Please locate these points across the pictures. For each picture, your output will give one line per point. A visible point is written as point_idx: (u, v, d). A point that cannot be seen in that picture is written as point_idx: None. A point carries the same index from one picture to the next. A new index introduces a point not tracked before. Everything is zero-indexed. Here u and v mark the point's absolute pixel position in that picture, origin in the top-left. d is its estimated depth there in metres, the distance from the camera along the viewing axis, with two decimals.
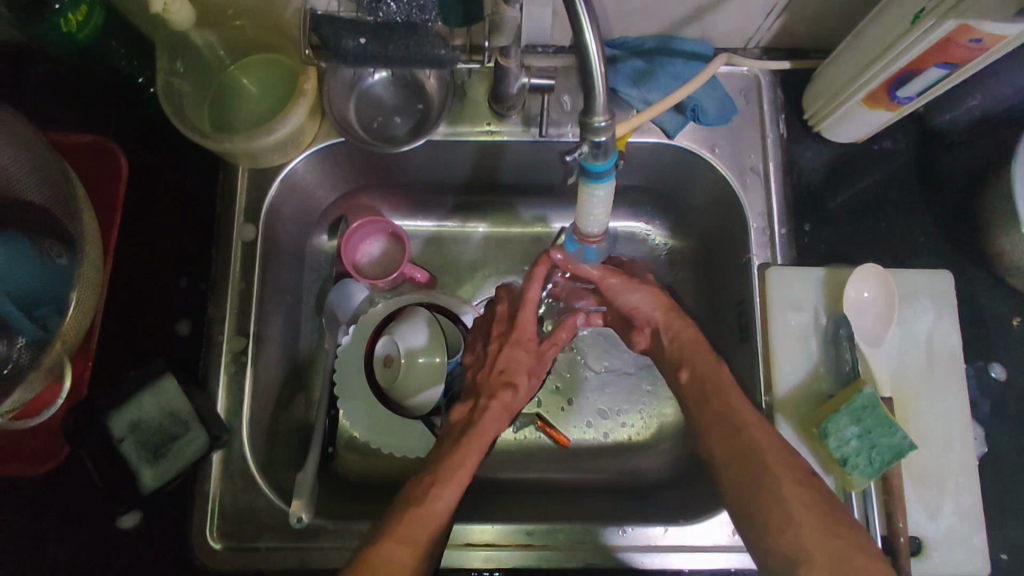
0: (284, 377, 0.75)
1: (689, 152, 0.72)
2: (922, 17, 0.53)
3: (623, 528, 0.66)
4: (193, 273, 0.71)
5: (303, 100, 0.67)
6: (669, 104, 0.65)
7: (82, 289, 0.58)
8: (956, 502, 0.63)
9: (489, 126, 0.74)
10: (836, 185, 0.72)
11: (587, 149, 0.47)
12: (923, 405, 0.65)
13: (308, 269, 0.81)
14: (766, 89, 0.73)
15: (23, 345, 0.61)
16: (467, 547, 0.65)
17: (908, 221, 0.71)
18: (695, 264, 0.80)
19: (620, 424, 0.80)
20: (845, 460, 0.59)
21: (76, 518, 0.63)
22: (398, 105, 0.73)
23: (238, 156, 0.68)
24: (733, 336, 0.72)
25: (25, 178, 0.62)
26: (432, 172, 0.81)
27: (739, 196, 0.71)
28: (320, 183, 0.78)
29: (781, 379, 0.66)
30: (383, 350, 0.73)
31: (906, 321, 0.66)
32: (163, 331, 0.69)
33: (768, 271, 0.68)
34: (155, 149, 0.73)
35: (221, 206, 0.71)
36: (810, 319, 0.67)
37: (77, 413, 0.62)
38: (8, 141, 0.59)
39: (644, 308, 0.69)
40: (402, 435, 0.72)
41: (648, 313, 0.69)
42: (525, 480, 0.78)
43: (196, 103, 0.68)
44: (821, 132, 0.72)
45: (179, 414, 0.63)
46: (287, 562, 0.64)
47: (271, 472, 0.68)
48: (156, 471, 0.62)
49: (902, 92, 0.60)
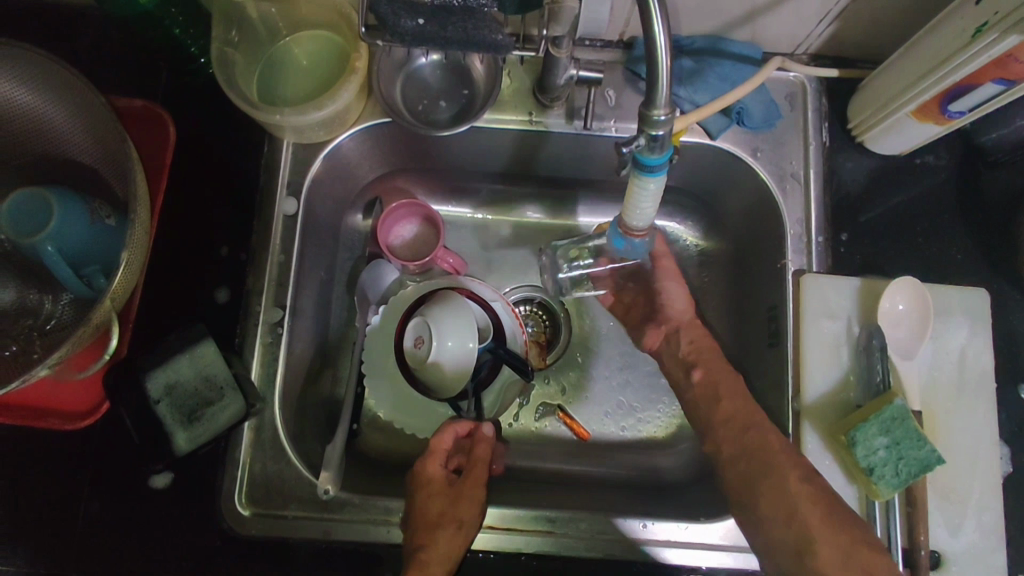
0: (314, 351, 0.76)
1: (730, 154, 0.73)
2: (984, 31, 0.53)
3: (643, 522, 0.66)
4: (232, 243, 0.71)
5: (354, 78, 0.67)
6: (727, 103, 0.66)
7: (132, 251, 0.59)
8: (979, 519, 0.63)
9: (531, 116, 0.74)
10: (878, 196, 0.72)
11: (644, 142, 0.47)
12: (950, 421, 0.65)
13: (343, 247, 0.82)
14: (812, 96, 0.73)
15: (67, 302, 0.64)
16: (487, 530, 0.66)
17: (948, 237, 0.71)
18: (726, 266, 0.80)
19: (641, 421, 0.81)
20: (871, 469, 0.60)
21: (108, 473, 0.65)
22: (444, 89, 0.74)
23: (285, 129, 0.69)
24: (762, 340, 0.73)
25: (80, 141, 0.65)
26: (471, 159, 0.81)
27: (778, 201, 0.71)
28: (362, 162, 0.79)
29: (810, 385, 0.66)
30: (414, 331, 0.70)
31: (939, 335, 0.67)
32: (200, 298, 0.70)
33: (803, 277, 0.68)
34: (203, 119, 0.74)
35: (265, 179, 0.73)
36: (843, 327, 0.67)
37: (118, 372, 0.63)
38: (69, 105, 0.62)
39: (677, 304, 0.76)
40: (427, 418, 0.74)
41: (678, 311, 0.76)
42: (544, 469, 0.79)
43: (248, 76, 0.69)
44: (865, 142, 0.72)
45: (215, 378, 0.64)
46: (312, 532, 0.65)
47: (299, 443, 0.69)
48: (190, 435, 0.63)
49: (954, 106, 0.60)
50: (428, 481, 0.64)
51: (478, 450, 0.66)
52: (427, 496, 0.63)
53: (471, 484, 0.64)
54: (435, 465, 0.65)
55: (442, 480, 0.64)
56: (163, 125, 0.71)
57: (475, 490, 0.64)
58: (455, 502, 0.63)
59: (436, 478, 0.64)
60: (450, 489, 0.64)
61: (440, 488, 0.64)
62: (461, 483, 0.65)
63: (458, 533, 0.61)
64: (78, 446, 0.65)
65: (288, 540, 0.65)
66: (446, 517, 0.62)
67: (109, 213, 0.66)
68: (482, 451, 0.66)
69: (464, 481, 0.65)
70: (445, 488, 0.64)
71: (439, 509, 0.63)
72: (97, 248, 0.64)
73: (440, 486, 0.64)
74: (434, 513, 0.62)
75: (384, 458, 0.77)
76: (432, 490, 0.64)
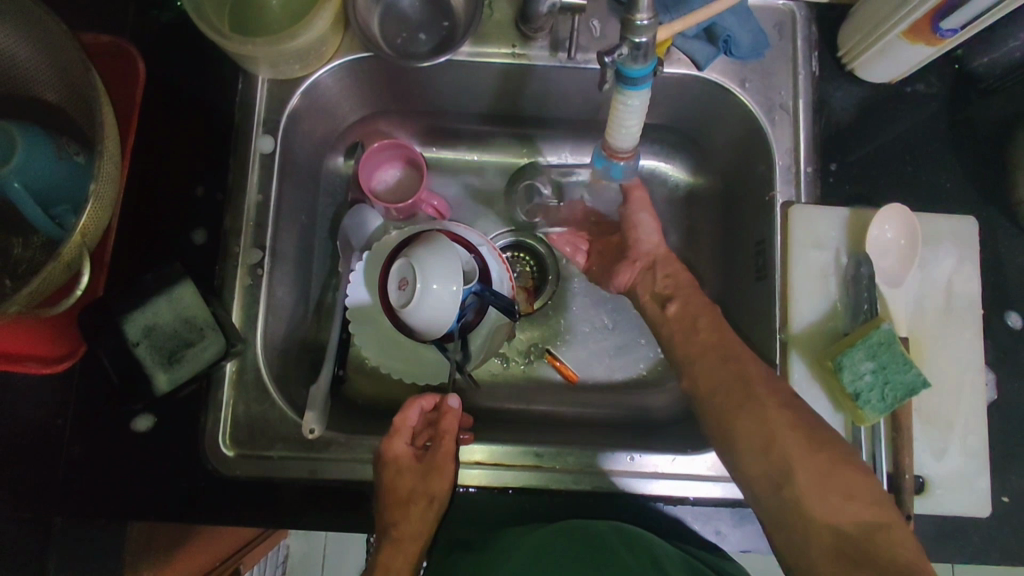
0: (297, 295, 0.75)
1: (718, 86, 0.71)
2: None
3: (631, 455, 0.66)
4: (209, 183, 0.69)
5: (328, 6, 0.64)
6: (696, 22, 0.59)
7: (101, 184, 0.57)
8: (963, 443, 0.63)
9: (514, 48, 0.71)
10: (866, 126, 0.71)
11: (626, 50, 0.46)
12: (937, 348, 0.65)
13: (324, 191, 0.80)
14: (801, 25, 0.71)
15: (39, 243, 0.62)
16: (474, 465, 0.66)
17: (936, 166, 0.70)
18: (713, 204, 0.79)
19: (629, 362, 0.81)
20: (858, 395, 0.60)
21: (91, 415, 0.64)
22: (422, 22, 0.71)
23: (258, 62, 0.66)
24: (750, 275, 0.72)
25: (43, 75, 0.62)
26: (452, 98, 0.79)
27: (767, 132, 0.70)
28: (341, 101, 0.76)
29: (797, 316, 0.66)
30: (397, 273, 0.69)
31: (928, 264, 0.66)
32: (178, 240, 0.68)
33: (792, 208, 0.67)
34: (173, 56, 0.71)
35: (239, 117, 0.70)
36: (831, 258, 0.66)
37: (92, 312, 0.61)
38: (29, 36, 0.59)
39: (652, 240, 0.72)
40: (417, 361, 0.75)
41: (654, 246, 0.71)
42: (532, 411, 0.79)
43: (217, 6, 0.66)
44: (855, 70, 0.70)
45: (195, 320, 0.63)
46: (298, 472, 0.64)
47: (284, 386, 0.69)
48: (170, 375, 0.62)
49: (945, 24, 0.59)
50: (395, 459, 0.61)
51: (445, 425, 0.63)
52: (394, 477, 0.61)
53: (438, 459, 0.62)
54: (401, 442, 0.62)
55: (410, 456, 0.62)
56: (131, 60, 0.67)
57: (444, 467, 0.61)
58: (425, 478, 0.61)
59: (406, 456, 0.61)
60: (419, 465, 0.62)
61: (409, 466, 0.61)
62: (428, 458, 0.62)
63: (429, 507, 0.61)
64: (59, 391, 0.64)
65: (273, 479, 0.64)
66: (416, 494, 0.60)
67: (78, 150, 0.63)
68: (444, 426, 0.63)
69: (431, 454, 0.62)
70: (413, 465, 0.61)
71: (410, 486, 0.60)
72: (65, 186, 0.62)
73: (409, 464, 0.61)
74: (404, 491, 0.60)
75: (370, 403, 0.77)
76: (401, 468, 0.61)
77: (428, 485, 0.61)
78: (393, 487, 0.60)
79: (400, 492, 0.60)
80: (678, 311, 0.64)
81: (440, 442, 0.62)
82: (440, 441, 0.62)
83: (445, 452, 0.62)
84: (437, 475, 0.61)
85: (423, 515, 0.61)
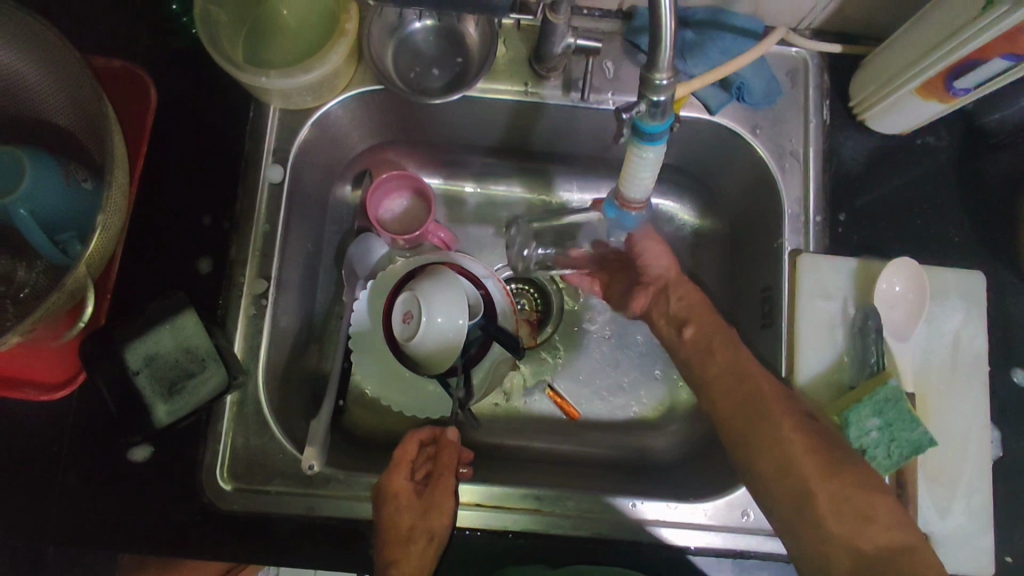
0: (300, 324, 0.74)
1: (729, 131, 0.71)
2: (994, 3, 0.51)
3: (633, 502, 0.65)
4: (216, 211, 0.69)
5: (343, 40, 0.64)
6: (718, 76, 0.64)
7: (108, 214, 0.57)
8: (967, 502, 0.63)
9: (525, 86, 0.72)
10: (876, 176, 0.71)
11: (644, 108, 0.46)
12: (944, 404, 0.64)
13: (330, 219, 0.79)
14: (813, 74, 0.71)
15: (42, 269, 0.61)
16: (473, 507, 0.65)
17: (946, 219, 0.70)
18: (721, 246, 0.79)
19: (632, 401, 0.80)
20: (865, 450, 0.59)
21: (86, 444, 0.63)
22: (436, 57, 0.71)
23: (271, 93, 0.66)
24: (756, 321, 0.72)
25: (54, 99, 0.62)
26: (463, 131, 0.79)
27: (776, 180, 0.70)
28: (352, 131, 0.76)
29: (804, 366, 0.65)
30: (403, 305, 0.69)
31: (935, 318, 0.66)
32: (182, 268, 0.67)
33: (800, 256, 0.67)
34: (186, 82, 0.71)
35: (250, 146, 0.70)
36: (839, 308, 0.66)
37: (94, 340, 0.61)
38: (45, 62, 0.59)
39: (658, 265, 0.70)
40: (415, 394, 0.73)
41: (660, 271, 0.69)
42: (533, 449, 0.78)
43: (231, 36, 0.66)
44: (866, 121, 0.70)
45: (197, 351, 0.62)
46: (296, 508, 0.64)
47: (284, 418, 0.68)
48: (170, 407, 0.61)
49: (959, 83, 0.59)
50: (394, 496, 0.60)
51: (444, 460, 0.62)
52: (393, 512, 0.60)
53: (437, 495, 0.61)
54: (401, 477, 0.61)
55: (409, 492, 0.61)
56: (143, 86, 0.68)
57: (443, 502, 0.60)
58: (424, 514, 0.60)
59: (406, 492, 0.61)
60: (418, 501, 0.61)
61: (409, 502, 0.60)
62: (427, 493, 0.61)
63: (428, 545, 0.59)
64: (57, 418, 0.63)
65: (270, 515, 0.64)
66: (416, 531, 0.59)
67: (86, 176, 0.63)
68: (444, 460, 0.62)
69: (430, 489, 0.61)
70: (413, 501, 0.61)
71: (409, 523, 0.59)
72: (72, 213, 0.61)
73: (410, 500, 0.60)
74: (403, 528, 0.59)
75: (366, 436, 0.75)
76: (400, 504, 0.60)
77: (428, 521, 0.60)
78: (393, 524, 0.59)
79: (399, 529, 0.59)
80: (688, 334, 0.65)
81: (439, 477, 0.61)
82: (439, 476, 0.61)
83: (444, 488, 0.61)
84: (436, 511, 0.60)
85: (422, 552, 0.59)
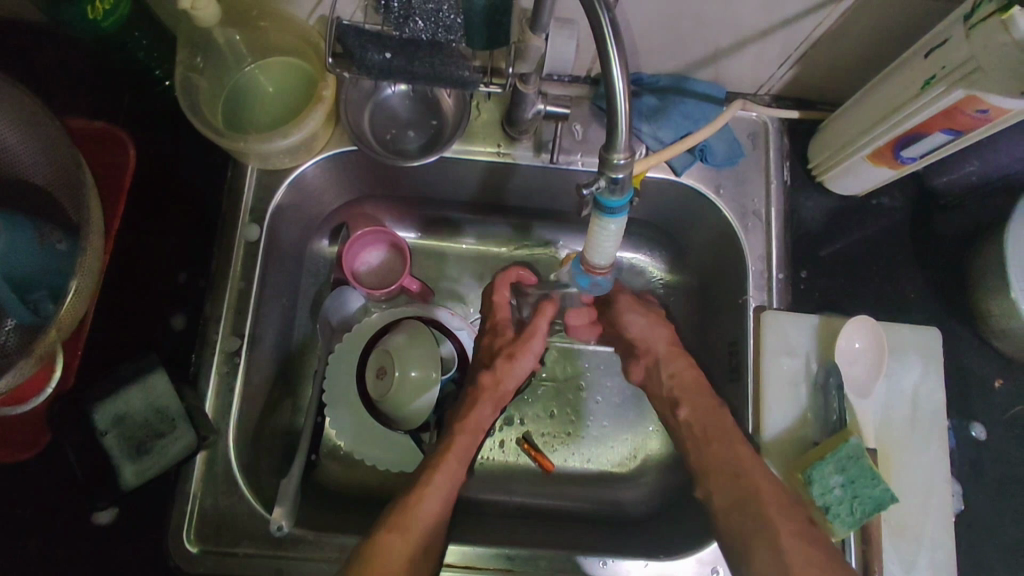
0: (273, 379, 0.74)
1: (694, 190, 0.74)
2: (932, 84, 0.55)
3: (604, 560, 0.66)
4: (192, 269, 0.72)
5: (320, 107, 0.67)
6: (687, 146, 0.66)
7: (82, 278, 0.57)
8: (933, 558, 0.63)
9: (499, 147, 0.74)
10: (835, 234, 0.74)
11: (604, 184, 0.49)
12: (906, 459, 0.66)
13: (306, 273, 0.80)
14: (773, 135, 0.74)
15: (12, 327, 0.59)
16: (446, 568, 0.65)
17: (902, 276, 0.73)
18: (690, 299, 0.81)
19: (606, 453, 0.79)
20: (828, 507, 0.60)
21: (51, 506, 0.63)
22: (412, 120, 0.73)
23: (249, 155, 0.68)
24: (724, 376, 0.73)
25: (29, 159, 0.62)
26: (438, 187, 0.81)
27: (740, 238, 0.72)
28: (328, 188, 0.78)
29: (770, 422, 0.67)
30: (376, 361, 0.71)
31: (895, 374, 0.68)
32: (158, 324, 0.70)
33: (764, 313, 0.69)
34: (165, 142, 0.73)
35: (226, 205, 0.71)
36: (802, 365, 0.68)
37: (64, 403, 0.61)
38: (23, 127, 0.60)
39: (647, 336, 0.72)
40: (384, 447, 0.71)
41: (653, 343, 0.72)
42: (507, 504, 0.77)
43: (210, 100, 0.68)
44: (824, 182, 0.73)
45: (166, 410, 0.62)
46: (264, 571, 0.63)
47: (254, 477, 0.67)
48: (138, 468, 0.61)
49: (906, 152, 0.62)
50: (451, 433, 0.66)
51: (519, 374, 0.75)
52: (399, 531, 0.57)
53: (440, 533, 0.60)
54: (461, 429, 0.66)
55: (506, 338, 0.73)
56: (122, 146, 0.67)
57: (529, 356, 0.71)
58: (517, 349, 0.71)
59: (423, 520, 0.59)
60: (423, 537, 0.58)
61: (474, 444, 0.66)
62: (437, 524, 0.60)
63: None
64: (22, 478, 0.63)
65: None
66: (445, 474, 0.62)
67: (61, 237, 0.63)
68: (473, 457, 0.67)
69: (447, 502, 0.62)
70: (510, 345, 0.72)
71: (404, 565, 0.56)
72: (45, 273, 0.61)
73: (471, 447, 0.66)
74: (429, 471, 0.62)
75: (341, 490, 0.75)
76: (407, 537, 0.57)
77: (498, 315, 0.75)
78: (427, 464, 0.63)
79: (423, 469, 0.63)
80: (682, 414, 0.67)
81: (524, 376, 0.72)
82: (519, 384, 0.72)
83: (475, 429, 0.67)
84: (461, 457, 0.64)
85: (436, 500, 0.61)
